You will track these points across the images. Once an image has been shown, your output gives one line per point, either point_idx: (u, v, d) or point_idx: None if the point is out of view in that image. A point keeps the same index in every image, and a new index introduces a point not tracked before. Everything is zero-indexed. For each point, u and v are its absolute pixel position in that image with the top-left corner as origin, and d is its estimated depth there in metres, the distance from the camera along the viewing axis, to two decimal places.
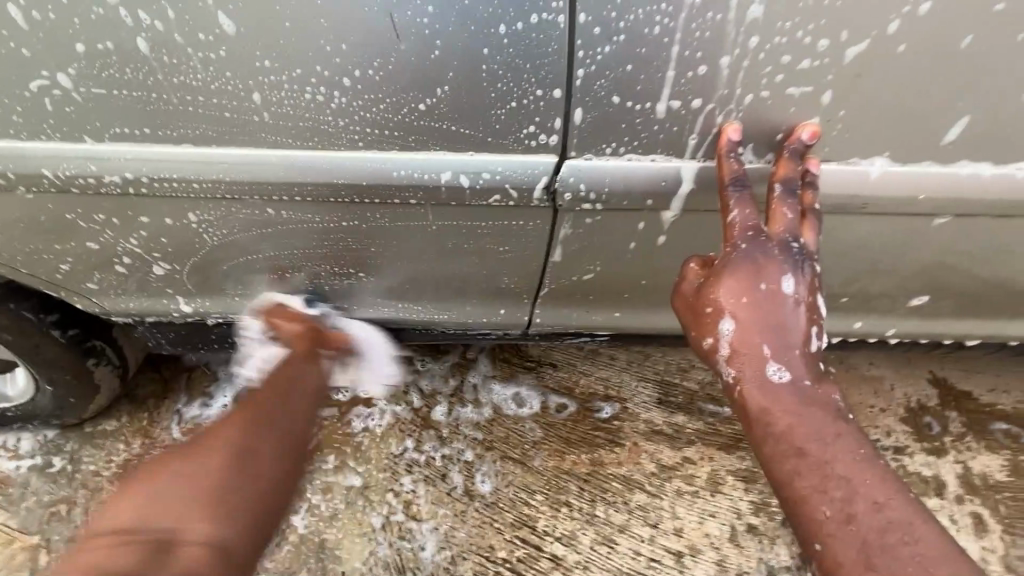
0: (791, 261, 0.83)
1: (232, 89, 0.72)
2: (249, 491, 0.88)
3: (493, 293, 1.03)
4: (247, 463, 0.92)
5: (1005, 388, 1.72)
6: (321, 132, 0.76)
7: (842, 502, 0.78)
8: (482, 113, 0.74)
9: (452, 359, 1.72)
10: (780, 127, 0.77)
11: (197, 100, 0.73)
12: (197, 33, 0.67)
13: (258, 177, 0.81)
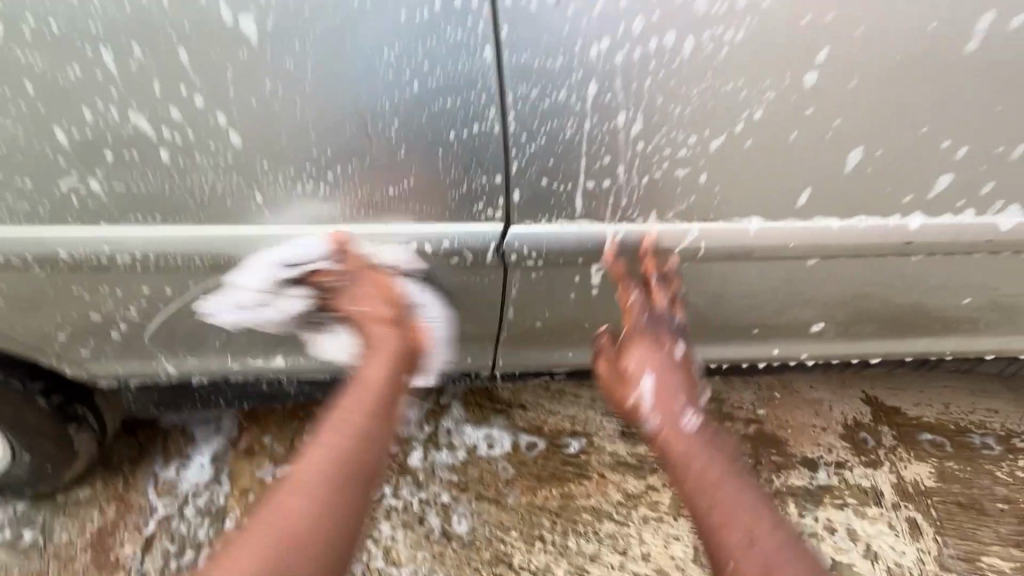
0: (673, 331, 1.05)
1: (235, 187, 0.85)
2: (315, 520, 0.76)
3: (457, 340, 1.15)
4: (340, 489, 0.80)
5: (929, 402, 1.91)
6: (307, 214, 0.90)
7: (741, 516, 0.87)
8: (441, 197, 0.90)
9: (427, 406, 1.81)
10: (673, 200, 0.93)
11: (203, 195, 0.86)
12: (207, 143, 0.81)
13: (248, 251, 0.93)
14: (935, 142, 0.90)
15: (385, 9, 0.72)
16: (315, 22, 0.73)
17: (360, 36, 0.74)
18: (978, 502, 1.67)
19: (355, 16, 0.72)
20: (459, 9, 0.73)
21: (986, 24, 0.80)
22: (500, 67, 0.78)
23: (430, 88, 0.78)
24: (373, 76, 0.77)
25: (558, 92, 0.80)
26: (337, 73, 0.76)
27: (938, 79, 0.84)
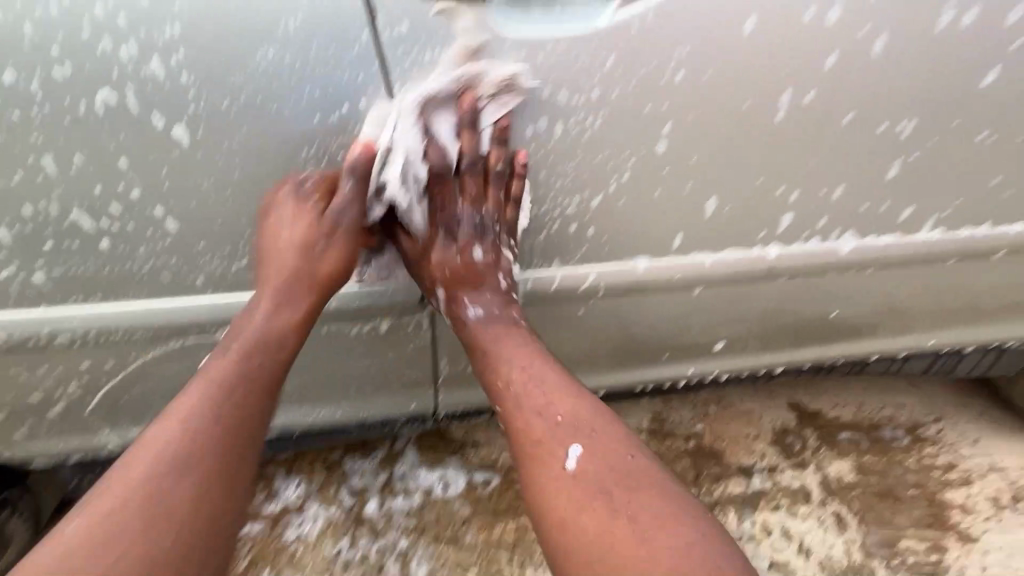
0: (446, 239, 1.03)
1: (173, 267, 0.92)
2: (221, 501, 0.84)
3: (399, 384, 1.23)
4: (226, 473, 0.86)
5: (845, 403, 2.08)
6: (243, 282, 0.97)
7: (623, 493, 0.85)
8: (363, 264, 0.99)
9: (381, 453, 1.84)
10: (565, 253, 1.00)
11: (142, 275, 0.93)
12: (145, 229, 0.88)
13: (186, 320, 0.99)
14: (812, 186, 0.95)
15: (298, 112, 0.80)
16: (235, 126, 0.80)
17: (277, 136, 0.81)
18: (893, 490, 1.83)
19: (273, 119, 0.80)
20: (364, 109, 0.80)
21: (829, 66, 0.83)
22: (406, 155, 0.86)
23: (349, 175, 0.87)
24: (293, 167, 0.85)
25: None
26: (261, 166, 0.84)
27: (813, 142, 0.90)
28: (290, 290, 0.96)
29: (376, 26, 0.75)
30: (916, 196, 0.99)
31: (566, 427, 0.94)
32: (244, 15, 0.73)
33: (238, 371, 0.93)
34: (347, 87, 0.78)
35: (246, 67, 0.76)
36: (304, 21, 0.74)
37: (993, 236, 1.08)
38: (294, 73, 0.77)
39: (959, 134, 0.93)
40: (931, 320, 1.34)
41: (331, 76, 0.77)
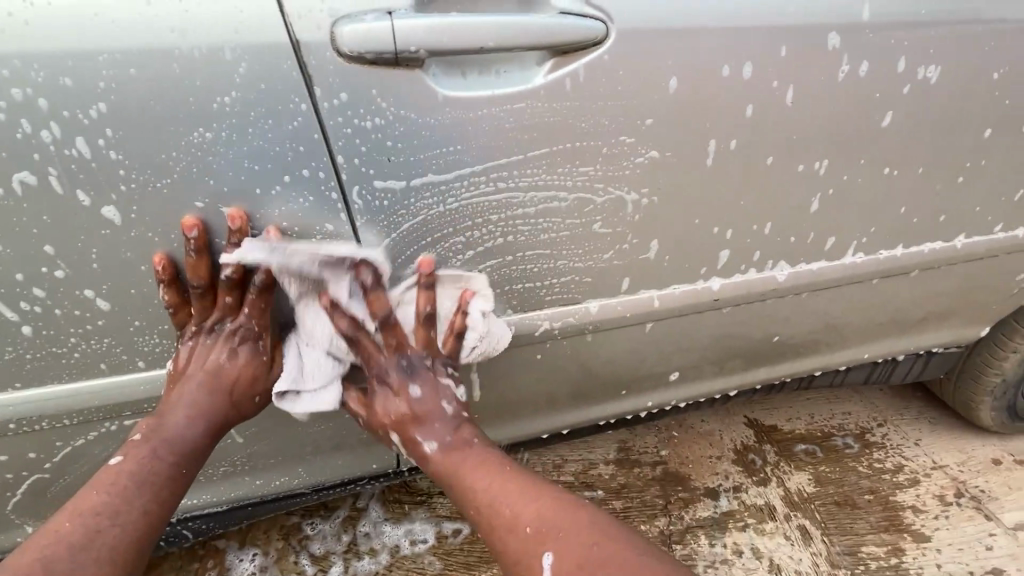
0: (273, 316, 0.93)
1: (107, 347, 0.88)
2: (126, 549, 0.81)
3: (358, 442, 1.19)
4: (139, 535, 0.83)
5: (798, 416, 2.17)
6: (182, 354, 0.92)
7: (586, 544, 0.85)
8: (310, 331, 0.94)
9: (343, 513, 1.76)
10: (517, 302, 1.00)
11: (70, 357, 0.87)
12: (71, 309, 0.83)
13: (121, 399, 0.92)
14: (744, 224, 1.01)
15: (238, 185, 0.78)
16: (172, 203, 0.78)
17: (217, 210, 0.79)
18: (849, 498, 1.90)
19: (211, 192, 0.78)
20: (307, 178, 0.80)
21: (748, 115, 0.89)
22: (353, 223, 0.85)
23: (294, 247, 0.85)
24: (234, 241, 0.82)
25: (415, 237, 0.88)
26: (200, 242, 0.81)
27: (741, 184, 0.96)
28: (206, 404, 0.91)
29: (315, 96, 0.75)
30: (836, 227, 1.08)
31: (532, 532, 0.86)
32: (177, 91, 0.71)
33: (152, 459, 0.87)
34: (289, 158, 0.78)
35: (181, 142, 0.74)
36: (241, 95, 0.73)
37: (907, 255, 1.18)
38: (232, 146, 0.76)
39: (867, 169, 1.02)
40: (864, 334, 1.43)
41: (270, 149, 0.77)
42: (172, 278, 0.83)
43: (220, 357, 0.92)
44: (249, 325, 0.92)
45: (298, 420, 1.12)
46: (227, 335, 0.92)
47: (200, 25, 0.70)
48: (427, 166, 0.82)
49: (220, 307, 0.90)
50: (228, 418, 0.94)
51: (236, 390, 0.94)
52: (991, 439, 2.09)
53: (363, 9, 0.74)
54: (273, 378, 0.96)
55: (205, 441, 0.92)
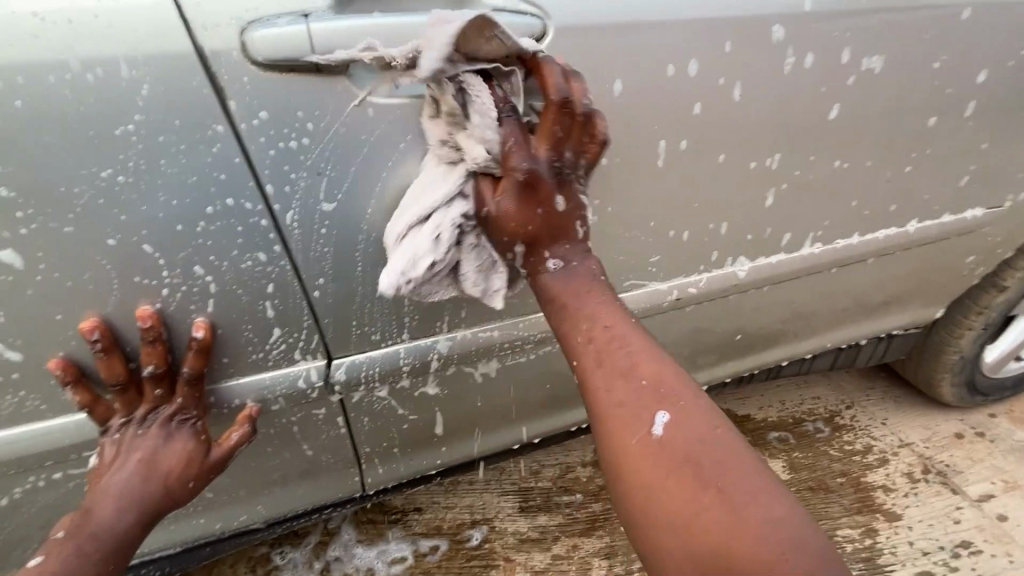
0: (207, 402, 0.88)
1: (22, 401, 0.80)
2: None
3: (317, 471, 1.12)
4: None
5: (770, 404, 2.19)
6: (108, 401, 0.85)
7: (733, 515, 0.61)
8: (252, 364, 0.88)
9: (314, 539, 1.68)
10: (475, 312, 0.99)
11: None
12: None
13: (43, 452, 0.84)
14: (699, 224, 0.99)
15: (154, 218, 0.72)
16: (79, 241, 0.71)
17: (134, 246, 0.73)
18: (823, 482, 1.92)
19: (125, 228, 0.72)
20: (232, 207, 0.74)
21: (697, 113, 0.87)
22: (289, 253, 0.80)
23: (226, 280, 0.79)
24: (157, 279, 0.76)
25: (356, 263, 0.84)
26: (117, 281, 0.75)
27: (694, 185, 0.94)
28: (136, 493, 0.84)
29: (230, 112, 0.69)
30: (791, 223, 1.07)
31: (651, 397, 0.72)
32: (70, 116, 0.64)
33: (77, 556, 0.77)
34: (211, 186, 0.72)
35: (82, 173, 0.67)
36: (146, 118, 0.67)
37: (862, 244, 1.19)
38: (143, 176, 0.70)
39: (818, 164, 1.01)
40: (826, 323, 1.44)
41: (187, 177, 0.71)
42: (78, 378, 0.78)
43: (156, 444, 0.85)
44: (184, 409, 0.86)
45: (251, 456, 1.05)
46: (159, 422, 0.85)
47: (89, 42, 0.63)
48: (364, 184, 0.78)
49: (149, 396, 0.83)
50: (164, 508, 0.87)
51: (171, 476, 0.86)
52: (953, 414, 2.15)
53: (277, 13, 0.68)
54: (212, 459, 0.88)
55: (136, 533, 0.84)
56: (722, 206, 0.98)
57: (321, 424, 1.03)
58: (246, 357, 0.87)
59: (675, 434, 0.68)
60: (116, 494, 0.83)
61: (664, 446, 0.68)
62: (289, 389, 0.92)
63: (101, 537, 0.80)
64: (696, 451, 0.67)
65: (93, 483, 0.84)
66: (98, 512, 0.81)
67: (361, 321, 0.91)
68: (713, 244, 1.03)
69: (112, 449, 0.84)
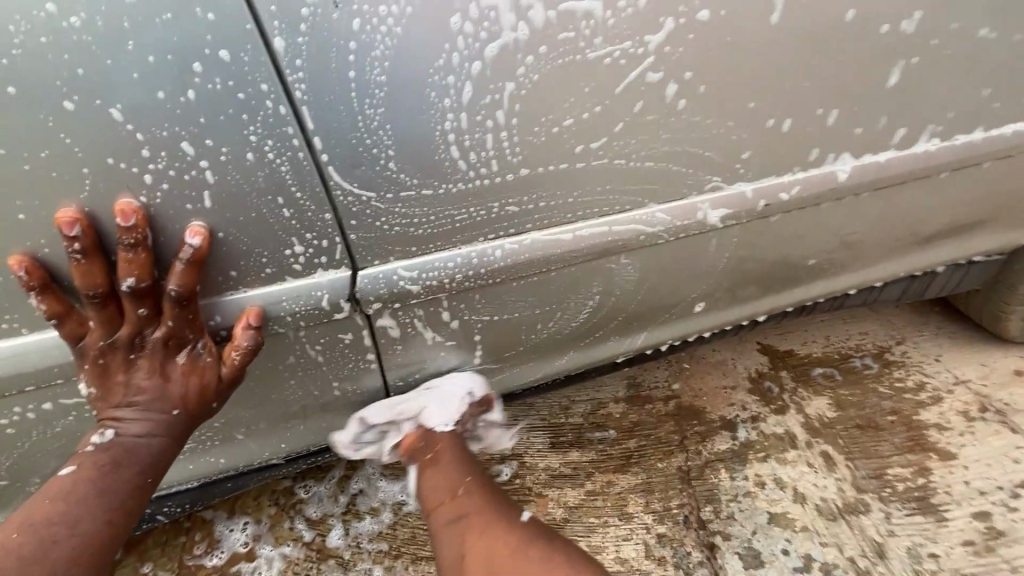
0: (210, 320, 0.74)
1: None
2: (91, 551, 0.73)
3: (341, 403, 1.00)
4: (106, 535, 0.74)
5: (813, 340, 2.05)
6: None
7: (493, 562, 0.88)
8: (262, 279, 0.72)
9: (338, 473, 1.61)
10: (534, 218, 0.78)
11: None
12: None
13: (25, 376, 0.71)
14: (806, 109, 0.79)
15: (123, 75, 0.55)
16: (26, 103, 0.54)
17: (100, 113, 0.56)
18: (872, 420, 1.80)
19: (88, 89, 0.55)
20: (227, 63, 0.56)
21: None
22: (304, 134, 0.62)
23: (224, 168, 0.62)
24: (138, 163, 0.59)
25: (385, 152, 0.66)
26: (85, 164, 0.58)
27: (806, 54, 0.73)
28: (155, 419, 0.76)
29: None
30: (911, 113, 0.86)
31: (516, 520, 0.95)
32: None
33: (115, 468, 0.75)
34: (193, 30, 0.54)
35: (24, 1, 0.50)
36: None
37: (986, 141, 0.98)
38: (101, 9, 0.52)
39: (962, 31, 0.80)
40: (911, 244, 1.26)
41: (158, 16, 0.53)
42: (46, 284, 0.64)
43: (164, 363, 0.75)
44: (178, 329, 0.72)
45: (269, 386, 0.92)
46: (159, 342, 0.73)
47: None
48: (395, 35, 0.59)
49: (133, 314, 0.69)
50: (190, 429, 0.79)
51: (187, 398, 0.77)
52: (1013, 350, 2.00)
53: None
54: (228, 382, 0.77)
55: (167, 456, 0.79)
56: (833, 86, 0.78)
57: (345, 350, 0.89)
58: (257, 271, 0.71)
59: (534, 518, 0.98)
60: (136, 411, 0.76)
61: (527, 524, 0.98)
62: (309, 311, 0.77)
63: (132, 449, 0.76)
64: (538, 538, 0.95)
65: (102, 401, 0.75)
66: (121, 427, 0.76)
67: (392, 228, 0.73)
68: (816, 137, 0.83)
69: (114, 368, 0.74)
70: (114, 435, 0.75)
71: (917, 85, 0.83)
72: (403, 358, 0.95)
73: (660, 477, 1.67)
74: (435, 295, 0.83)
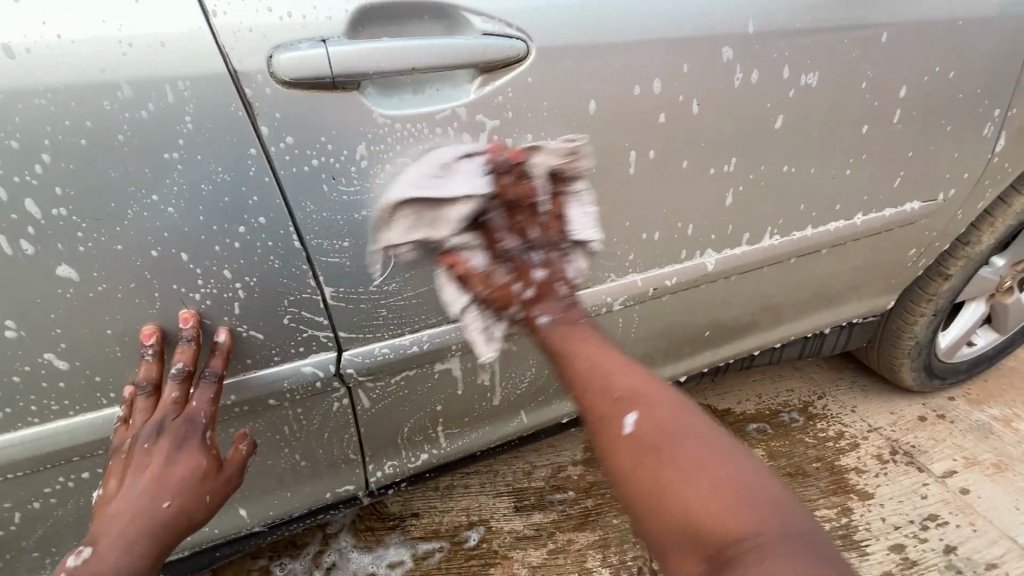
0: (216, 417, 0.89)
1: (69, 409, 0.86)
2: None
3: (324, 468, 1.17)
4: None
5: (747, 397, 2.30)
6: None
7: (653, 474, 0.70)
8: (268, 362, 0.95)
9: (313, 549, 1.70)
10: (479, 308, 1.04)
11: (33, 422, 0.85)
12: (17, 367, 0.80)
13: (80, 453, 0.90)
14: (670, 224, 1.11)
15: (193, 233, 0.80)
16: (123, 253, 0.78)
17: (173, 257, 0.80)
18: (800, 468, 2.02)
19: (165, 241, 0.79)
20: (263, 225, 0.82)
21: (662, 122, 0.98)
22: (311, 262, 0.88)
23: (253, 288, 0.87)
24: (192, 287, 0.83)
25: (369, 269, 0.92)
26: (157, 290, 0.82)
27: (663, 189, 1.06)
28: (147, 514, 0.81)
29: (262, 136, 0.78)
30: (750, 222, 1.19)
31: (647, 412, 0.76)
32: (123, 141, 0.72)
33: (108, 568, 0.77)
34: (242, 203, 0.80)
35: (131, 191, 0.75)
36: (189, 142, 0.75)
37: (817, 236, 1.32)
38: (183, 193, 0.77)
39: (768, 171, 1.14)
40: (793, 314, 1.56)
41: (221, 198, 0.79)
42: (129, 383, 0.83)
43: (172, 461, 0.84)
44: (195, 421, 0.85)
45: (265, 456, 1.10)
46: (173, 435, 0.84)
47: (139, 68, 0.71)
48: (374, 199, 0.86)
49: (163, 405, 0.84)
50: (181, 528, 0.85)
51: (186, 492, 0.85)
52: (915, 399, 2.29)
53: (297, 37, 0.77)
54: (225, 474, 0.91)
55: (148, 553, 0.80)
56: (686, 205, 1.10)
57: (329, 419, 1.09)
58: (269, 357, 0.94)
59: (642, 428, 0.74)
60: (136, 512, 0.81)
61: (633, 442, 0.73)
62: (303, 384, 0.99)
63: (125, 549, 0.79)
64: (667, 443, 0.72)
65: (105, 503, 0.81)
66: (120, 528, 0.79)
67: (369, 318, 0.98)
68: (682, 240, 1.14)
69: (126, 466, 0.83)
70: (108, 538, 0.78)
71: (751, 204, 1.17)
72: (378, 424, 1.15)
73: (616, 532, 1.78)
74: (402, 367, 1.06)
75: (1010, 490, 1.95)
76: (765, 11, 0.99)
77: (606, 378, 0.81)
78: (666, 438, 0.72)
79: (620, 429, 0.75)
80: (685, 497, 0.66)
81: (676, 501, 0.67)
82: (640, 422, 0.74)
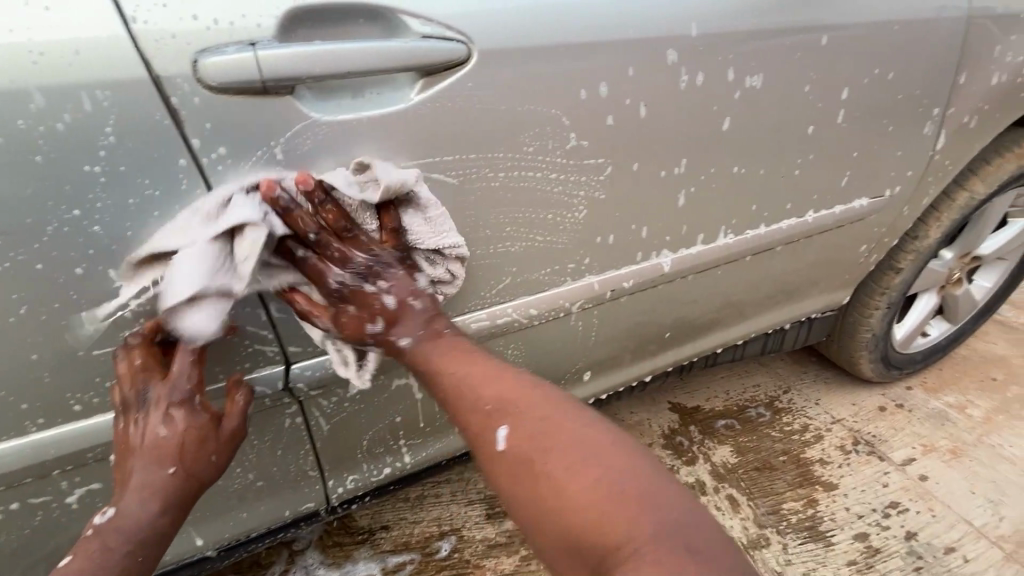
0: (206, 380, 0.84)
1: None
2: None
3: (280, 485, 1.13)
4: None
5: (715, 394, 2.33)
6: (79, 434, 0.86)
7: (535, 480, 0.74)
8: (212, 380, 0.91)
9: (278, 568, 1.65)
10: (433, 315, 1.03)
11: None
12: None
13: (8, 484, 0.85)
14: (623, 228, 1.11)
15: (122, 249, 0.76)
16: (45, 271, 0.74)
17: (101, 274, 0.77)
18: (767, 462, 2.05)
19: (91, 258, 0.75)
20: None
21: (610, 125, 0.99)
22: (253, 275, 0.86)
23: None
24: (124, 305, 0.80)
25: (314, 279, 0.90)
26: (84, 310, 0.78)
27: (615, 191, 1.06)
28: (157, 479, 0.82)
29: (193, 149, 0.75)
30: (702, 222, 1.21)
31: (522, 416, 0.80)
32: (39, 154, 0.68)
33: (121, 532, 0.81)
34: (174, 216, 0.77)
35: (51, 206, 0.71)
36: (113, 154, 0.72)
37: (769, 234, 1.34)
38: (109, 208, 0.74)
39: (718, 172, 1.15)
40: (753, 311, 1.58)
41: (151, 213, 0.76)
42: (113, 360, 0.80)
43: (166, 426, 0.81)
44: (178, 389, 0.81)
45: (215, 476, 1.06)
46: (162, 404, 0.81)
47: (51, 76, 0.67)
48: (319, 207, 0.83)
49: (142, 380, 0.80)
50: (189, 487, 0.85)
51: (187, 455, 0.83)
52: (876, 389, 2.36)
53: (225, 42, 0.74)
54: (225, 434, 0.86)
55: (168, 511, 0.83)
56: (638, 207, 1.10)
57: (283, 434, 1.06)
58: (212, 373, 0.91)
59: (514, 441, 0.77)
60: (139, 476, 0.81)
61: (508, 456, 0.77)
62: (252, 400, 0.95)
63: (140, 506, 0.81)
64: (541, 449, 0.76)
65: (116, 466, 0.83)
66: (127, 492, 0.81)
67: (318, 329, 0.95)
68: (637, 241, 1.15)
69: (124, 433, 0.82)
70: (122, 498, 0.81)
71: (702, 205, 1.18)
72: (336, 437, 1.12)
73: None
74: (356, 377, 1.04)
75: (965, 475, 2.02)
76: (707, 15, 1.01)
77: (476, 388, 0.84)
78: (543, 440, 0.76)
79: (494, 444, 0.79)
80: (569, 497, 0.71)
81: (556, 504, 0.71)
82: (516, 433, 0.78)
